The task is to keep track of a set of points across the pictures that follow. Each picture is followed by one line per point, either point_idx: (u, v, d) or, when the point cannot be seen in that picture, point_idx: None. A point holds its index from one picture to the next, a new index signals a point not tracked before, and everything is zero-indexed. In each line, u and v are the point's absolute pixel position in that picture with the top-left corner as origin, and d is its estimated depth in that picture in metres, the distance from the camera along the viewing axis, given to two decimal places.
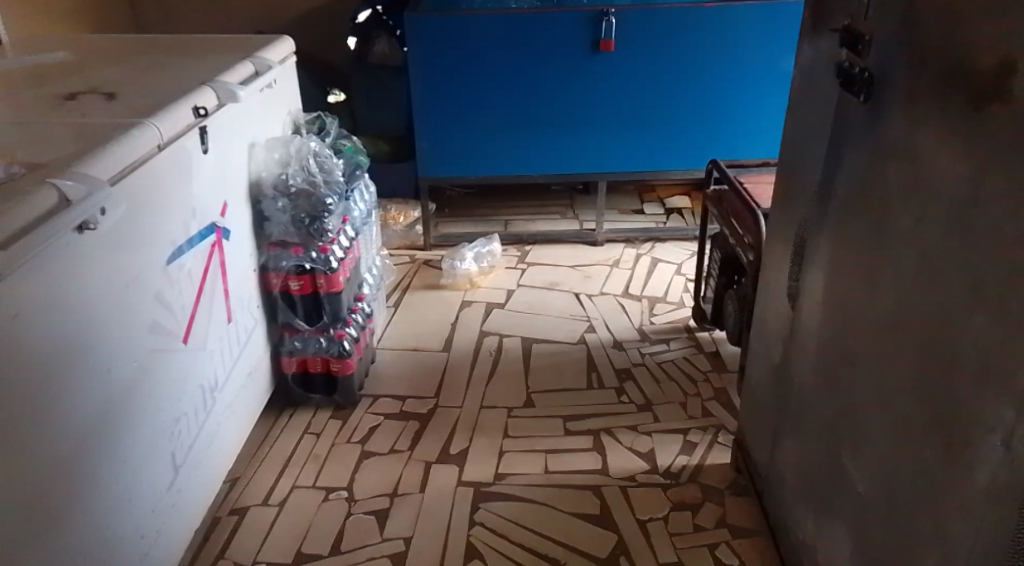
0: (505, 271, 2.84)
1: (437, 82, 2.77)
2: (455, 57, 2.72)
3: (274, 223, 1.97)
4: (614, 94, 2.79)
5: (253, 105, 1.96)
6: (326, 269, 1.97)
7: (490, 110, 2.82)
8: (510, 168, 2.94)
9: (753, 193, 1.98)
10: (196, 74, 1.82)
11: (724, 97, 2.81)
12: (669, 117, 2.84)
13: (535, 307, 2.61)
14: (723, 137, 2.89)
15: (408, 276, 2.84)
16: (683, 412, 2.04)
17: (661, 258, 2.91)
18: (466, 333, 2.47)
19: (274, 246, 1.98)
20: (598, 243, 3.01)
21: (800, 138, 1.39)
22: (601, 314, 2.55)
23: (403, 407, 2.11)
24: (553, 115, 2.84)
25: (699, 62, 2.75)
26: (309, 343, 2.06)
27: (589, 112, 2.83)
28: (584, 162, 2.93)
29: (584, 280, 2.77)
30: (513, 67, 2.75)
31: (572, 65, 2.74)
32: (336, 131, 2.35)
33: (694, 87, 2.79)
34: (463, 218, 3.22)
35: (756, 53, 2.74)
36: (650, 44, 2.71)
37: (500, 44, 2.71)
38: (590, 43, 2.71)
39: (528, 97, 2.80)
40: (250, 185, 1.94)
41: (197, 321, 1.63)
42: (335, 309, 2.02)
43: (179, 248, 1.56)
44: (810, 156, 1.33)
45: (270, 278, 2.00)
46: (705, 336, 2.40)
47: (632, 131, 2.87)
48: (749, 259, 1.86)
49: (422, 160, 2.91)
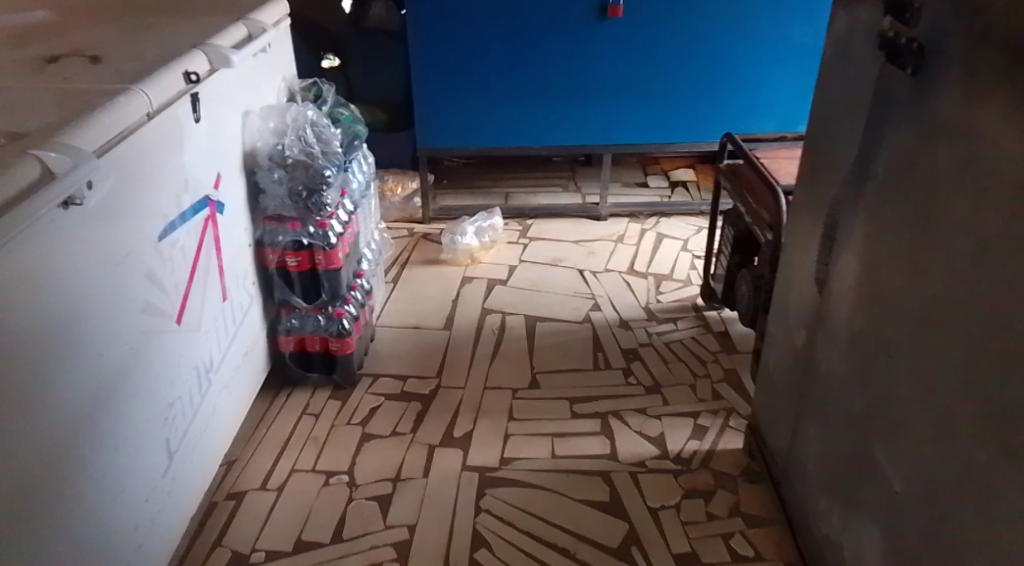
0: (506, 246, 2.76)
1: (438, 49, 2.66)
2: (455, 22, 2.61)
3: (270, 197, 1.88)
4: (622, 63, 2.69)
5: (247, 71, 1.86)
6: (325, 244, 1.89)
7: (492, 79, 2.72)
8: (512, 139, 2.85)
9: (771, 170, 1.90)
10: (185, 38, 1.72)
11: (735, 67, 2.72)
12: (677, 88, 2.75)
13: (538, 284, 2.54)
14: (732, 109, 2.80)
15: (407, 250, 2.76)
16: (693, 395, 1.99)
17: (667, 233, 2.84)
18: (468, 310, 2.40)
19: (270, 221, 1.90)
20: (601, 217, 2.93)
21: (829, 113, 1.31)
22: (606, 291, 2.49)
23: (404, 387, 2.04)
24: (557, 84, 2.74)
25: (710, 30, 2.65)
26: (306, 321, 1.98)
27: (595, 81, 2.73)
28: (589, 133, 2.84)
29: (588, 256, 2.69)
30: (517, 33, 2.64)
31: (578, 32, 2.64)
32: (333, 98, 2.24)
33: (704, 57, 2.69)
34: (462, 190, 3.13)
35: (769, 22, 2.65)
36: (660, 11, 2.61)
37: (504, 9, 2.60)
38: (597, 8, 2.60)
39: (532, 65, 2.70)
40: (244, 155, 1.85)
41: (192, 300, 1.55)
42: (334, 286, 1.94)
43: (172, 223, 1.47)
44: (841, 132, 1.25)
45: (266, 253, 1.91)
46: (714, 315, 2.34)
47: (638, 102, 2.77)
48: (767, 238, 1.79)
49: (421, 130, 2.82)
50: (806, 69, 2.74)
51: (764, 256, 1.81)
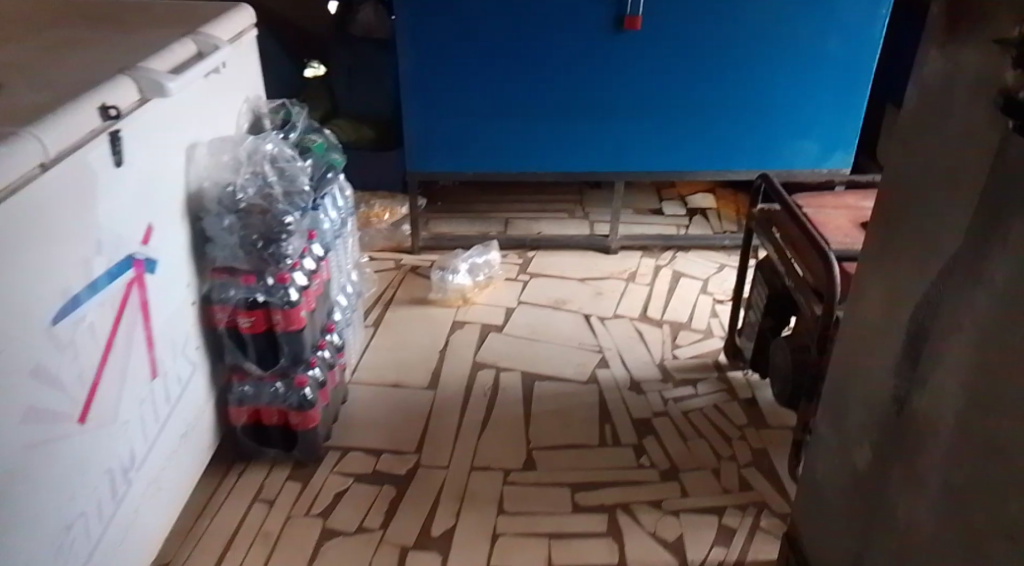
0: (504, 284, 2.46)
1: (431, 62, 2.36)
2: (451, 31, 2.32)
3: (218, 245, 1.58)
4: (638, 81, 2.39)
5: (193, 96, 1.55)
6: (284, 303, 1.59)
7: (490, 96, 2.42)
8: (512, 162, 2.54)
9: (816, 223, 1.60)
10: (114, 59, 1.41)
11: (766, 87, 2.40)
12: (700, 109, 2.44)
13: (538, 331, 2.25)
14: (761, 135, 2.49)
15: (392, 286, 2.47)
16: (717, 484, 1.69)
17: (685, 271, 2.54)
18: (457, 363, 2.11)
19: (218, 274, 1.59)
20: (611, 250, 2.63)
21: (917, 186, 1.01)
22: (615, 343, 2.19)
23: (378, 465, 1.75)
24: (564, 104, 2.43)
25: (739, 46, 2.34)
26: (262, 392, 1.69)
27: (607, 101, 2.42)
28: (598, 158, 2.53)
29: (596, 298, 2.40)
30: (521, 46, 2.34)
31: (591, 47, 2.33)
32: (304, 122, 1.94)
33: (731, 76, 2.38)
34: (457, 215, 2.84)
35: (808, 38, 2.33)
36: (684, 23, 2.29)
37: (506, 19, 2.30)
38: (613, 19, 2.29)
39: (537, 82, 2.39)
40: (187, 197, 1.55)
41: (104, 389, 1.25)
42: (295, 350, 1.64)
43: (77, 298, 1.18)
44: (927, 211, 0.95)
45: (214, 312, 1.62)
46: (739, 377, 2.03)
47: (655, 125, 2.47)
48: (814, 311, 1.49)
49: (411, 152, 2.52)
50: (849, 92, 2.42)
51: (812, 331, 1.50)
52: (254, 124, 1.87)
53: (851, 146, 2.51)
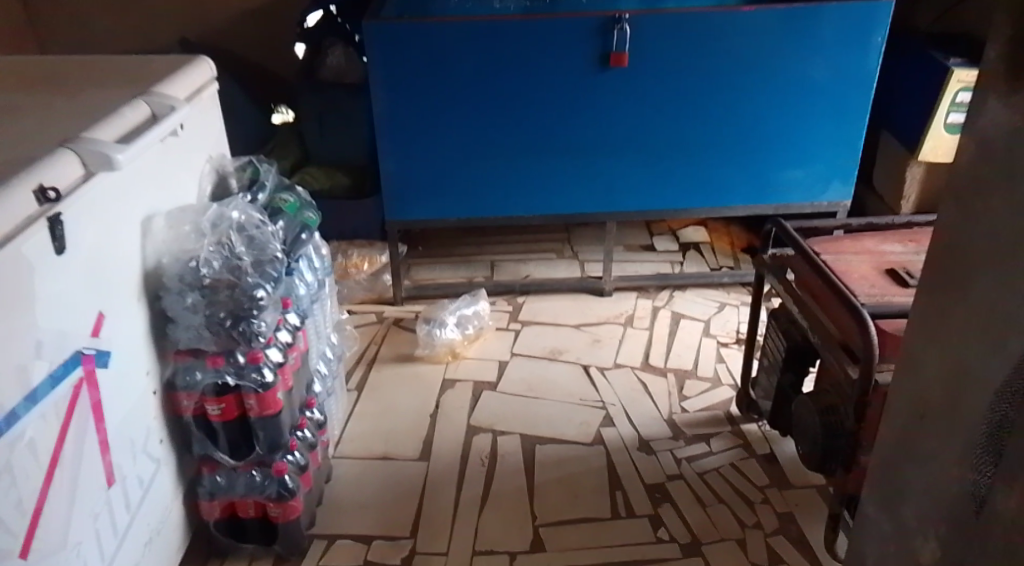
0: (495, 335, 2.32)
1: (406, 105, 2.23)
2: (427, 72, 2.19)
3: (181, 325, 1.41)
4: (626, 116, 2.26)
5: (147, 163, 1.40)
6: (257, 386, 1.43)
7: (471, 138, 2.28)
8: (496, 205, 2.40)
9: (839, 272, 1.50)
10: (57, 130, 1.26)
11: (761, 117, 2.29)
12: (692, 144, 2.32)
13: (535, 387, 2.09)
14: (756, 167, 2.37)
15: (375, 343, 2.31)
16: (745, 558, 1.56)
17: (684, 312, 2.41)
18: (450, 428, 1.95)
19: (182, 356, 1.43)
20: (605, 292, 2.50)
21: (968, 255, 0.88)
22: (618, 398, 2.04)
23: (369, 556, 1.60)
24: (549, 142, 2.30)
25: (731, 77, 2.22)
26: (236, 481, 1.52)
27: (595, 137, 2.29)
28: (587, 198, 2.40)
29: (593, 346, 2.26)
30: (502, 85, 2.21)
31: (575, 83, 2.21)
32: (274, 180, 1.79)
33: (723, 108, 2.27)
34: (441, 260, 2.71)
35: (803, 68, 2.22)
36: (673, 56, 2.18)
37: (483, 59, 2.17)
38: (598, 56, 2.17)
39: (520, 121, 2.26)
40: (144, 275, 1.39)
41: (49, 513, 1.10)
42: (272, 436, 1.48)
43: (12, 414, 1.01)
44: (998, 283, 0.82)
45: (179, 399, 1.45)
46: (753, 430, 1.90)
47: (645, 160, 2.34)
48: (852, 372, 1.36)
49: (388, 199, 2.38)
50: (846, 121, 2.31)
51: (847, 392, 1.37)
52: (219, 184, 1.71)
53: (849, 175, 2.39)
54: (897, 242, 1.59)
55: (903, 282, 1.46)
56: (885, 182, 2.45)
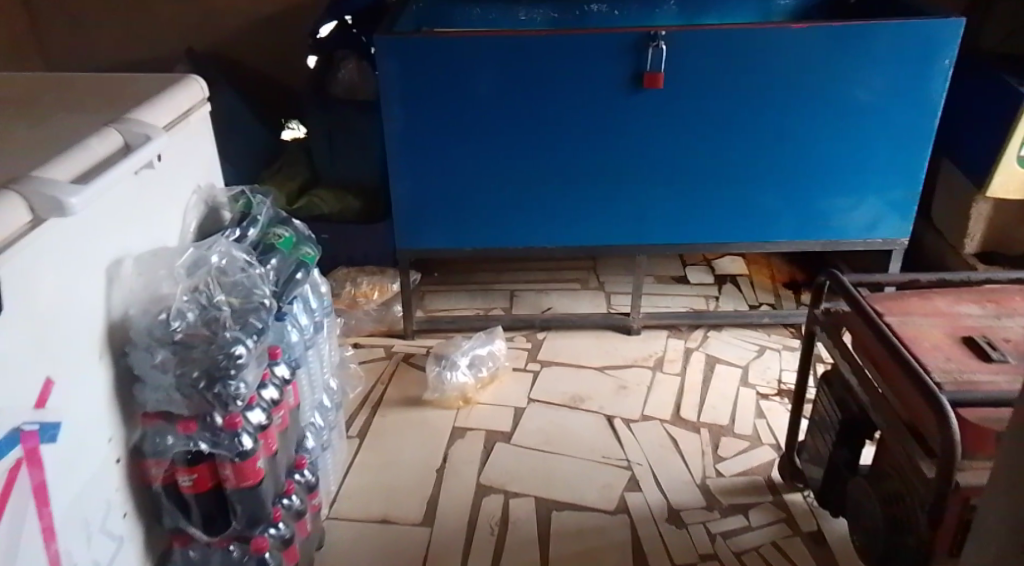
0: (512, 377, 2.13)
1: (421, 127, 2.06)
2: (444, 92, 2.01)
3: (149, 386, 1.24)
4: (661, 142, 2.07)
5: (114, 204, 1.23)
6: (234, 456, 1.25)
7: (491, 164, 2.10)
8: (517, 235, 2.22)
9: (905, 340, 1.29)
10: (7, 167, 1.09)
11: (811, 147, 2.08)
12: (732, 173, 2.11)
13: (554, 440, 1.90)
14: (803, 200, 2.16)
15: (381, 382, 2.12)
16: None
17: (719, 356, 2.21)
18: (458, 486, 1.77)
19: (151, 420, 1.25)
20: (633, 330, 2.30)
21: None
22: (645, 456, 1.84)
23: None
24: (576, 169, 2.11)
25: (778, 102, 2.01)
26: (211, 556, 1.35)
27: (626, 164, 2.10)
28: (616, 229, 2.20)
29: (619, 393, 2.06)
30: (524, 107, 2.03)
31: (605, 106, 2.02)
32: (269, 212, 1.62)
33: (768, 134, 2.06)
34: (457, 289, 2.55)
35: (858, 92, 2.01)
36: (713, 77, 1.98)
37: (505, 78, 1.99)
38: (631, 76, 1.98)
39: (544, 146, 2.08)
40: (108, 328, 1.23)
41: None
42: (251, 510, 1.30)
43: None
44: None
45: (148, 467, 1.28)
46: (798, 502, 1.70)
47: (681, 190, 2.14)
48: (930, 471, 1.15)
49: (399, 226, 2.21)
50: (905, 152, 2.09)
51: (925, 493, 1.16)
52: (209, 217, 1.55)
53: (908, 211, 2.17)
54: (974, 302, 1.40)
55: (981, 351, 1.26)
56: (946, 216, 2.24)
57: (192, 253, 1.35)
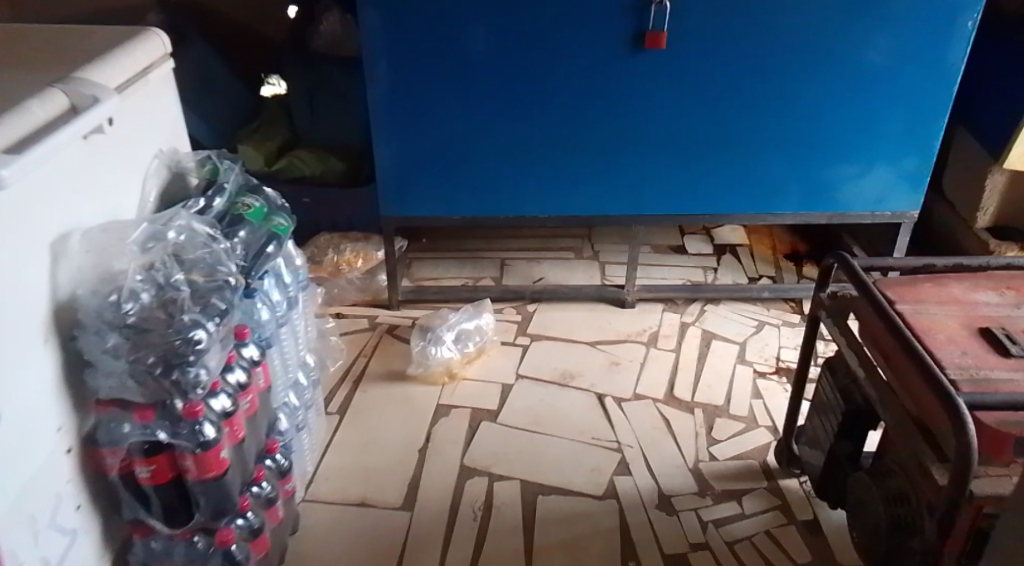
0: (500, 352, 2.05)
1: (407, 87, 1.93)
2: (431, 50, 1.88)
3: (101, 372, 1.15)
4: (660, 108, 1.95)
5: (59, 175, 1.13)
6: (194, 447, 1.16)
7: (480, 128, 1.99)
8: (507, 203, 2.11)
9: (918, 332, 1.21)
10: None
11: (818, 114, 1.96)
12: (735, 140, 2.00)
13: (542, 420, 1.82)
14: (809, 169, 2.05)
15: (363, 355, 2.04)
16: None
17: (716, 332, 2.13)
18: (440, 467, 1.69)
19: (105, 407, 1.17)
20: (627, 303, 2.22)
21: None
22: (637, 437, 1.77)
23: None
24: (571, 134, 2.00)
25: (786, 67, 1.90)
26: (174, 549, 1.28)
27: (623, 130, 1.99)
28: (611, 198, 2.10)
29: (611, 370, 1.98)
30: (519, 67, 1.90)
31: (603, 67, 1.90)
32: (238, 181, 1.52)
33: (774, 100, 1.94)
34: (446, 257, 2.46)
35: (871, 56, 1.88)
36: (718, 38, 1.86)
37: (497, 36, 1.86)
38: (631, 35, 1.85)
39: (537, 110, 1.96)
40: (54, 309, 1.13)
41: None
42: (217, 501, 1.22)
43: None
44: None
45: (104, 456, 1.20)
46: (794, 488, 1.63)
47: (680, 158, 2.03)
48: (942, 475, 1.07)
49: (384, 192, 2.10)
50: (917, 121, 1.97)
51: (933, 498, 1.09)
52: (175, 182, 1.46)
53: (918, 184, 2.07)
54: (991, 289, 1.32)
55: (999, 345, 1.18)
56: (958, 189, 2.14)
57: (145, 229, 1.25)
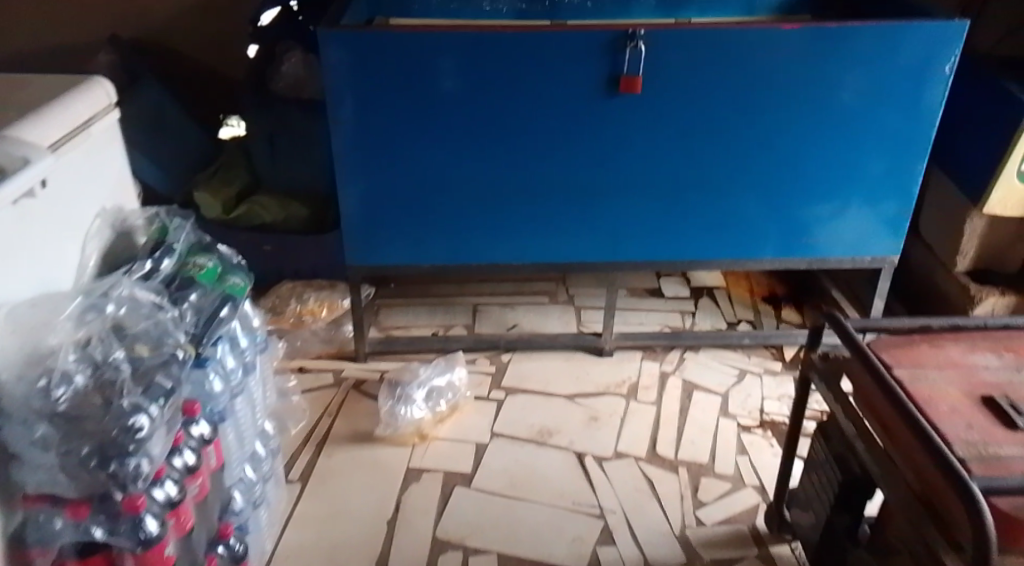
0: (474, 408, 1.94)
1: (371, 133, 1.84)
2: (397, 95, 1.80)
3: (27, 465, 1.02)
4: (636, 153, 1.88)
5: None
6: (133, 545, 1.05)
7: (449, 174, 1.90)
8: (479, 250, 2.02)
9: (920, 402, 1.13)
10: None
11: (799, 158, 1.91)
12: (714, 185, 1.94)
13: (519, 484, 1.72)
14: (789, 214, 1.99)
15: (328, 415, 1.92)
16: None
17: (697, 382, 2.04)
18: (412, 541, 1.58)
19: (32, 503, 1.04)
20: (605, 351, 2.13)
21: None
22: (620, 501, 1.67)
23: None
24: (544, 179, 1.92)
25: (764, 111, 1.84)
26: None
27: (599, 175, 1.91)
28: (587, 244, 2.02)
29: (590, 425, 1.89)
30: (489, 111, 1.82)
31: (577, 112, 1.83)
32: (188, 238, 1.40)
33: (753, 144, 1.88)
34: (415, 304, 2.36)
35: (851, 100, 1.83)
36: (694, 82, 1.80)
37: (466, 80, 1.78)
38: (606, 79, 1.78)
39: (509, 156, 1.88)
40: None
41: None
42: None
43: None
44: None
45: (31, 558, 1.06)
46: (786, 556, 1.54)
47: (657, 205, 1.96)
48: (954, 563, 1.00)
49: (349, 241, 2.00)
50: (900, 164, 1.92)
51: None
52: (120, 242, 1.35)
53: (899, 228, 2.02)
54: (990, 351, 1.25)
55: (1004, 415, 1.11)
56: (936, 232, 2.10)
57: (80, 302, 1.14)
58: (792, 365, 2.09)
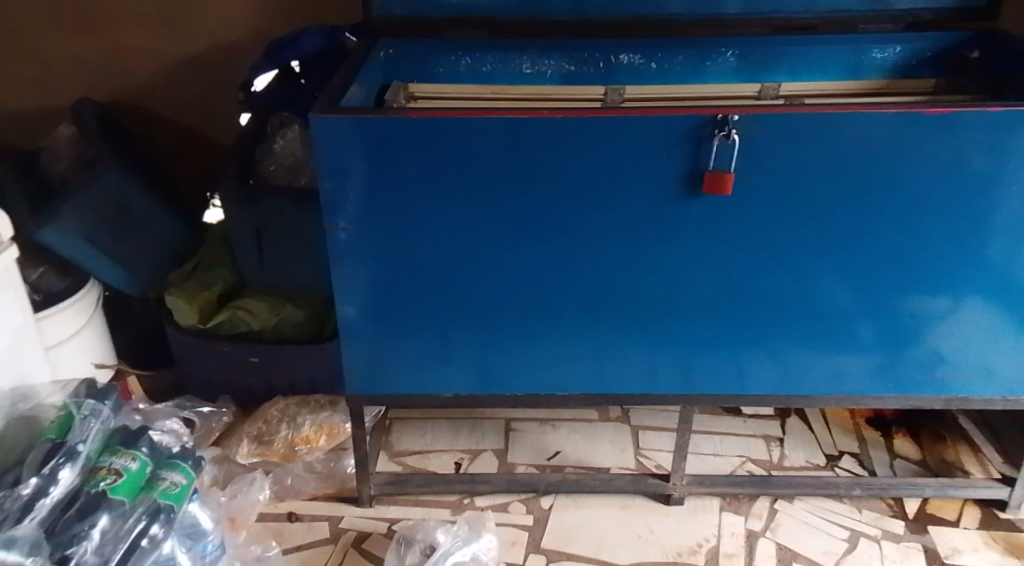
0: None
1: (382, 243, 1.43)
2: (413, 195, 1.38)
3: None
4: (722, 269, 1.45)
5: None
6: None
7: (480, 290, 1.48)
8: (517, 378, 1.60)
9: None
10: None
11: (939, 276, 1.45)
12: (826, 309, 1.49)
13: None
14: (921, 342, 1.54)
15: None
16: None
17: (796, 549, 1.59)
18: None
19: None
20: (673, 500, 1.68)
21: None
22: None
23: None
24: (601, 297, 1.49)
25: (897, 218, 1.39)
26: None
27: (672, 294, 1.48)
28: (653, 373, 1.59)
29: None
30: (531, 214, 1.40)
31: (644, 214, 1.39)
32: (96, 435, 1.33)
33: (877, 261, 1.44)
34: (435, 423, 1.93)
35: (1015, 206, 1.37)
36: (804, 182, 1.35)
37: (504, 176, 1.36)
38: (685, 176, 1.35)
39: (556, 269, 1.46)
40: None
41: None
42: None
43: None
44: None
45: None
46: None
47: (745, 329, 1.52)
48: None
49: (352, 367, 1.58)
50: None
51: None
52: (22, 432, 1.34)
53: None
54: None
55: None
56: None
57: None
58: (916, 527, 1.64)
